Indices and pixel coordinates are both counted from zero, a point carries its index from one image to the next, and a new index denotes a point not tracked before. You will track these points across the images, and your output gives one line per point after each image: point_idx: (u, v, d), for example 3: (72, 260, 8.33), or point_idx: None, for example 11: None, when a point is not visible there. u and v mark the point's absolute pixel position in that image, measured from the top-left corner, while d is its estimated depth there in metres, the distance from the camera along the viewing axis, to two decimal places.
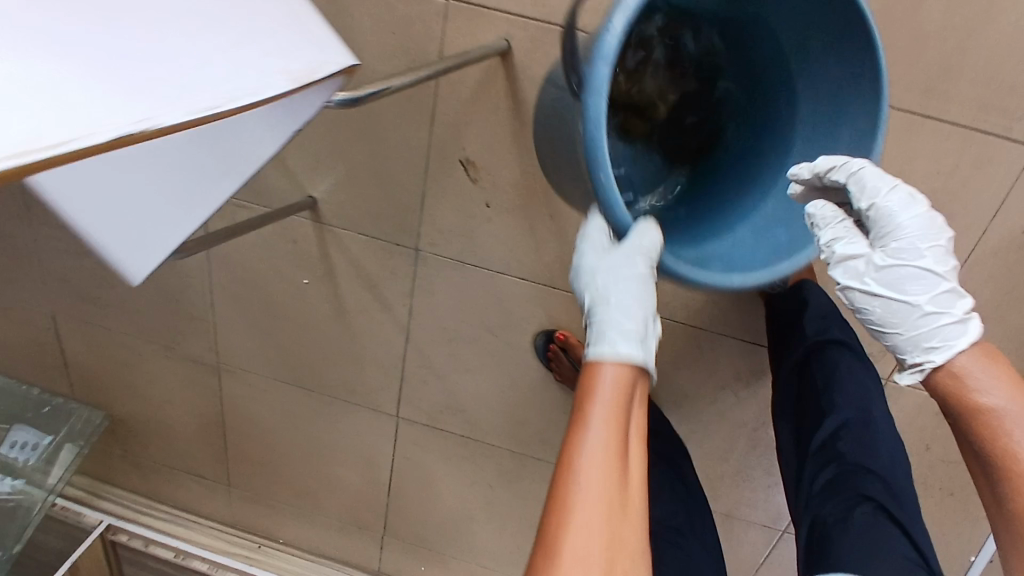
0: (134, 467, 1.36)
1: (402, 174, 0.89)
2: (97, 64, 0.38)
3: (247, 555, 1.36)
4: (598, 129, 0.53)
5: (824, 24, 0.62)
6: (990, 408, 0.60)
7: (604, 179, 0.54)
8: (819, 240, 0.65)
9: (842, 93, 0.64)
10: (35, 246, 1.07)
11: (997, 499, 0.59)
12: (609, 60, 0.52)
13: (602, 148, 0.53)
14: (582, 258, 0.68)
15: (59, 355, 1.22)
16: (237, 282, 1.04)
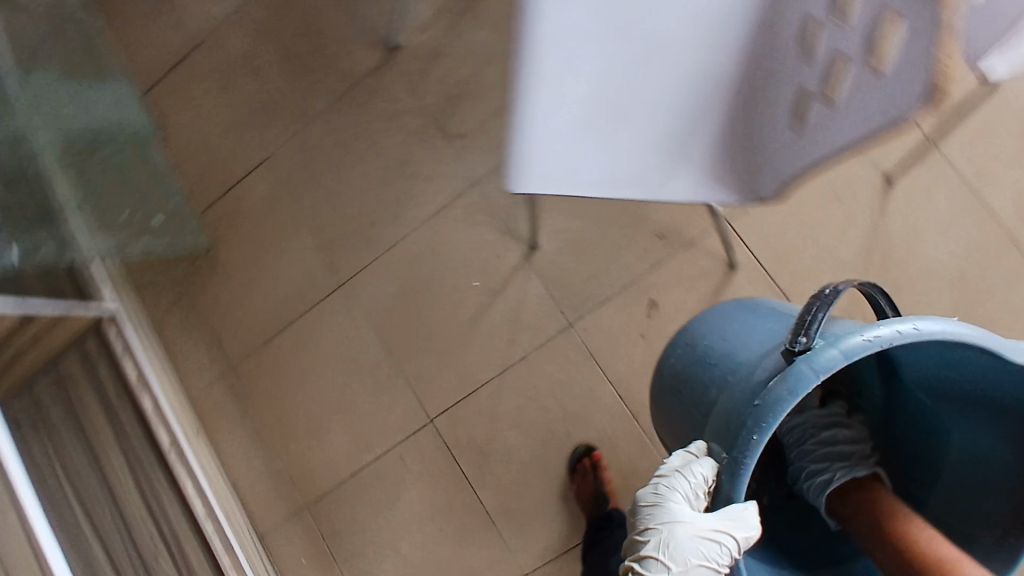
0: (174, 296, 1.42)
1: (609, 278, 1.21)
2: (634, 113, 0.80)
3: (188, 432, 1.35)
4: (789, 400, 0.60)
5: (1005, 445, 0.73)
6: (884, 501, 0.75)
7: (755, 445, 0.61)
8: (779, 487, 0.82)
9: (988, 503, 0.74)
10: (321, 118, 1.34)
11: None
12: (842, 357, 0.60)
13: (775, 419, 0.60)
14: (667, 504, 0.73)
15: (234, 180, 1.39)
16: (430, 246, 1.28)
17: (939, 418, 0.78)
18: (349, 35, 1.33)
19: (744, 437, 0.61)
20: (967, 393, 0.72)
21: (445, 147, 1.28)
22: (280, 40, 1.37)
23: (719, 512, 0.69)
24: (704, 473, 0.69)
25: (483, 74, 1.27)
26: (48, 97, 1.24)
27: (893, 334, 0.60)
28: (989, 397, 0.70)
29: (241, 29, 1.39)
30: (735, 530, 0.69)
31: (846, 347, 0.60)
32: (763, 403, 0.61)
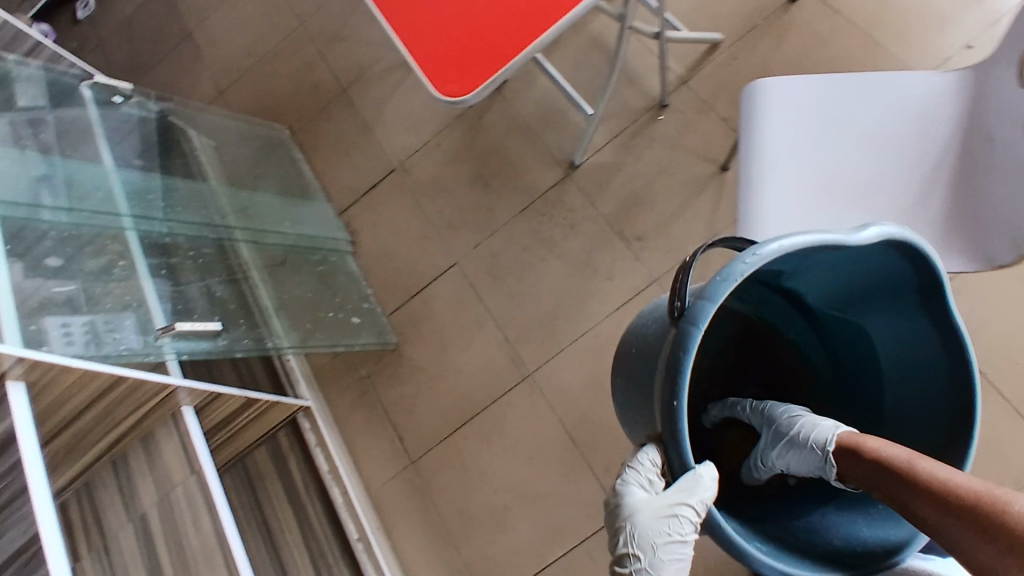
0: (357, 391, 1.50)
1: None
2: (815, 194, 0.95)
3: (372, 523, 1.37)
4: (686, 355, 0.72)
5: (920, 299, 0.84)
6: (895, 450, 0.76)
7: (676, 411, 0.73)
8: (645, 497, 0.84)
9: (929, 348, 0.86)
10: (503, 227, 1.49)
11: (947, 506, 0.69)
12: (714, 303, 0.72)
13: (682, 377, 0.72)
14: (626, 505, 0.84)
15: (421, 285, 1.52)
16: (612, 338, 1.36)
17: (854, 295, 0.91)
18: (531, 156, 1.51)
19: (666, 408, 0.73)
20: (858, 267, 0.85)
21: (625, 249, 1.38)
22: (466, 166, 1.57)
23: (678, 479, 0.79)
24: (654, 458, 0.83)
25: (658, 183, 1.39)
26: (255, 214, 1.49)
27: (756, 265, 0.72)
28: (876, 264, 0.83)
29: (432, 157, 1.60)
30: (687, 497, 0.79)
31: (719, 295, 0.72)
32: (669, 368, 0.72)
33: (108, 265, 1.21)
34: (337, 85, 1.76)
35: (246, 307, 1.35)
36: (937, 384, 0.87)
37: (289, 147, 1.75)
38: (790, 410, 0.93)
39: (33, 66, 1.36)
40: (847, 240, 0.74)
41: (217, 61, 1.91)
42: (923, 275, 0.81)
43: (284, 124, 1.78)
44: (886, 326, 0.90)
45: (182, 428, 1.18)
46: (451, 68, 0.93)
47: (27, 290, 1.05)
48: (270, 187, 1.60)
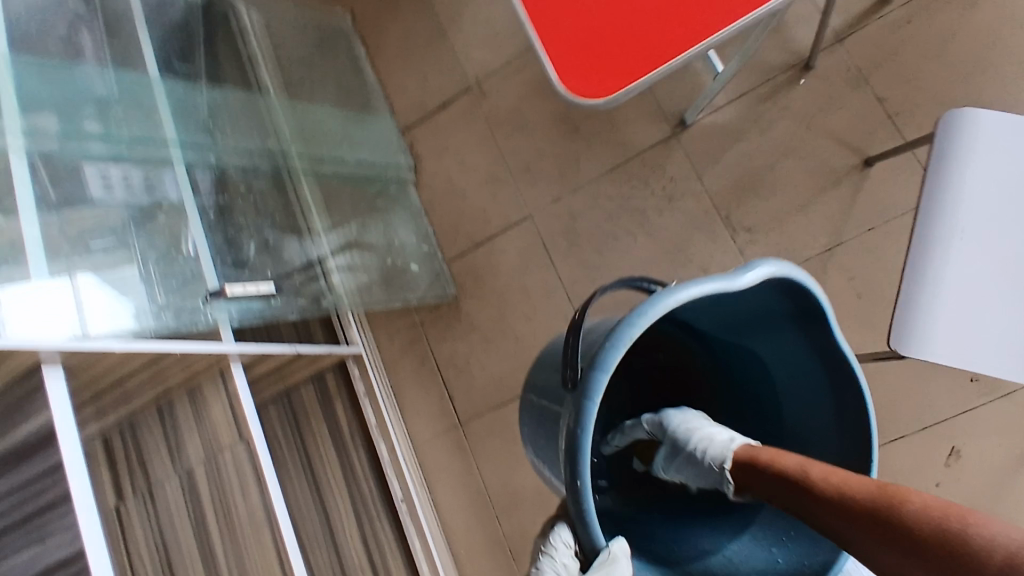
0: (408, 339, 1.42)
1: (900, 421, 1.06)
2: (1011, 281, 0.77)
3: (417, 479, 1.35)
4: (584, 431, 0.71)
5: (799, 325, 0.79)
6: (793, 462, 0.72)
7: (580, 489, 0.72)
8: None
9: (816, 375, 0.81)
10: (588, 185, 1.30)
11: (874, 520, 0.64)
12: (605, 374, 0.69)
13: (582, 450, 0.71)
14: None
15: (488, 235, 1.37)
16: None
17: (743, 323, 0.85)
18: (632, 105, 1.28)
19: (570, 486, 0.72)
20: (741, 301, 0.80)
21: (728, 239, 1.19)
22: (552, 101, 1.34)
23: (592, 564, 0.76)
24: (566, 539, 0.88)
25: (782, 167, 1.17)
26: (314, 134, 1.32)
27: (641, 329, 0.69)
28: (756, 299, 0.78)
29: (513, 82, 1.37)
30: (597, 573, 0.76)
31: (608, 365, 0.69)
32: (569, 445, 0.71)
33: (153, 209, 1.06)
34: None
35: (302, 246, 1.27)
36: (822, 393, 0.81)
37: (349, 38, 1.51)
38: (683, 423, 0.86)
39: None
40: (726, 287, 0.70)
41: None
42: (802, 303, 0.76)
43: (345, 10, 1.53)
44: (776, 350, 0.85)
45: (230, 389, 1.13)
46: (582, 55, 0.75)
47: (60, 230, 0.89)
48: (330, 94, 1.40)
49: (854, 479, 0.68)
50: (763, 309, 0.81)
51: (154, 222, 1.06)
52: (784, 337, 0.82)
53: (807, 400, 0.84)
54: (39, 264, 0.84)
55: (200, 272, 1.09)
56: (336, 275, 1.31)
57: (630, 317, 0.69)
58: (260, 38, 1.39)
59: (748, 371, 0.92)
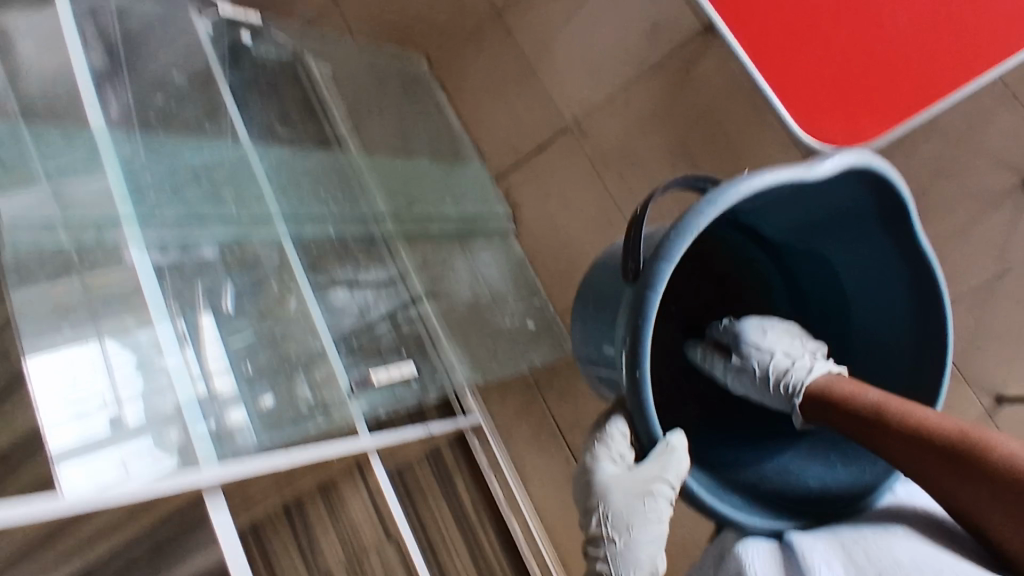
0: (523, 403, 1.29)
1: None
2: None
3: (555, 562, 1.21)
4: (646, 322, 0.65)
5: (882, 229, 0.77)
6: (871, 399, 0.66)
7: (640, 380, 0.67)
8: (612, 465, 0.75)
9: (898, 288, 0.80)
10: None
11: (956, 467, 0.58)
12: (670, 263, 0.64)
13: (642, 347, 0.66)
14: (598, 476, 0.75)
15: None
16: None
17: (820, 221, 0.83)
18: (758, 134, 1.19)
19: (629, 378, 0.68)
20: (830, 197, 0.76)
21: None
22: (665, 133, 1.25)
23: (649, 454, 0.71)
24: (623, 429, 0.77)
25: (939, 186, 1.09)
26: (411, 194, 1.23)
27: (714, 216, 0.64)
28: (839, 194, 0.75)
29: (621, 117, 1.28)
30: (667, 470, 0.70)
31: (674, 255, 0.65)
32: (631, 340, 0.66)
33: (255, 282, 0.98)
34: (491, 4, 1.40)
35: (394, 303, 1.19)
36: (898, 294, 0.80)
37: (427, 82, 1.42)
38: (761, 334, 0.79)
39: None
40: (803, 176, 0.65)
41: None
42: (885, 202, 0.73)
43: (420, 53, 1.45)
44: (849, 250, 0.83)
45: (371, 483, 1.02)
46: (819, 90, 0.81)
47: (180, 284, 0.85)
48: (423, 148, 1.31)
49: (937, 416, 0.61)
50: (843, 209, 0.78)
51: (267, 292, 0.99)
52: (871, 234, 0.78)
53: (878, 308, 0.84)
54: (161, 315, 0.79)
55: (321, 350, 1.01)
56: (446, 347, 1.23)
57: (699, 205, 0.64)
58: (328, 82, 1.29)
59: (816, 284, 0.91)
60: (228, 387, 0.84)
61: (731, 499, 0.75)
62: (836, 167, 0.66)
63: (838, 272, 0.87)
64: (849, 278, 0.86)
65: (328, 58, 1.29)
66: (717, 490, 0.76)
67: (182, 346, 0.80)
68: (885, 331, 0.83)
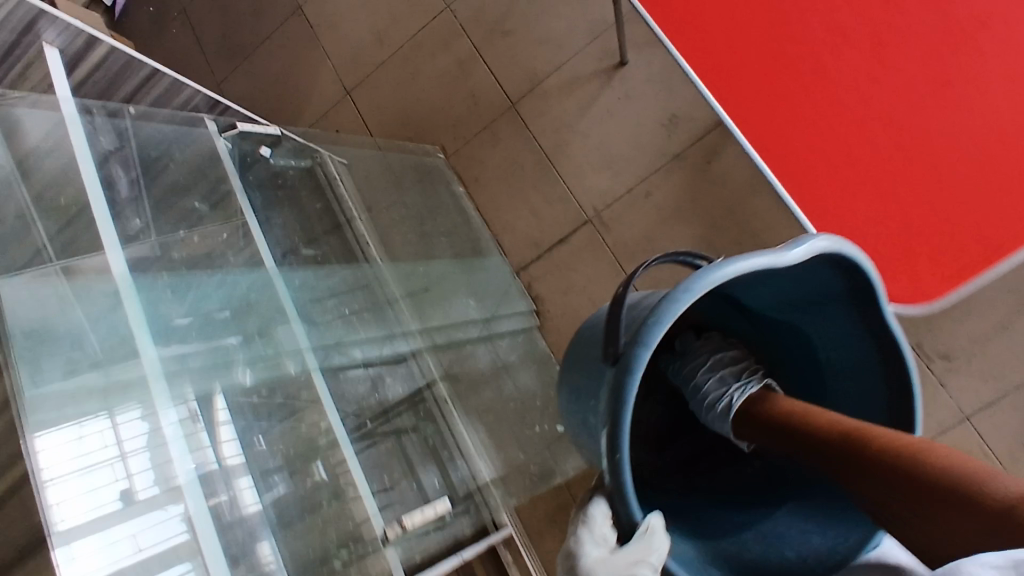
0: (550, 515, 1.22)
1: None
2: None
3: None
4: (625, 405, 0.57)
5: (849, 315, 0.66)
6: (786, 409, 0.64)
7: (619, 462, 0.57)
8: (591, 552, 0.61)
9: (872, 381, 0.68)
10: None
11: (854, 462, 0.55)
12: (647, 348, 0.56)
13: (623, 429, 0.57)
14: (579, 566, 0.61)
15: None
16: None
17: (781, 303, 0.72)
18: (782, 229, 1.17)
19: (608, 461, 0.58)
20: (786, 280, 0.65)
21: (925, 369, 1.06)
22: (686, 224, 1.23)
23: (630, 538, 0.59)
24: (605, 511, 0.63)
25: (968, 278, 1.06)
26: (430, 298, 1.26)
27: (692, 300, 0.56)
28: (799, 272, 0.63)
29: (641, 208, 1.27)
30: (649, 552, 0.57)
31: (653, 340, 0.56)
32: (608, 421, 0.57)
33: (273, 392, 0.95)
34: (507, 97, 1.41)
35: (413, 391, 1.16)
36: (872, 385, 0.68)
37: (444, 173, 1.42)
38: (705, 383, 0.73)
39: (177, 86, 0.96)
40: (776, 261, 0.56)
41: (342, 53, 1.60)
42: (853, 285, 0.62)
43: (436, 145, 1.45)
44: (816, 334, 0.71)
45: None
46: None
47: (191, 361, 0.81)
48: (440, 242, 1.34)
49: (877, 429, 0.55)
50: (802, 290, 0.67)
51: (291, 403, 0.97)
52: (836, 318, 0.67)
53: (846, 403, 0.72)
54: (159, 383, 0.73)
55: (334, 440, 1.00)
56: (473, 450, 1.17)
57: (678, 289, 0.56)
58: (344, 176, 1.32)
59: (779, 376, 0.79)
60: (236, 455, 0.82)
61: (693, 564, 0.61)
62: (806, 254, 0.57)
63: (800, 358, 0.76)
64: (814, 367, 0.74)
65: (343, 156, 1.34)
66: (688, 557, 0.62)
67: (199, 435, 0.76)
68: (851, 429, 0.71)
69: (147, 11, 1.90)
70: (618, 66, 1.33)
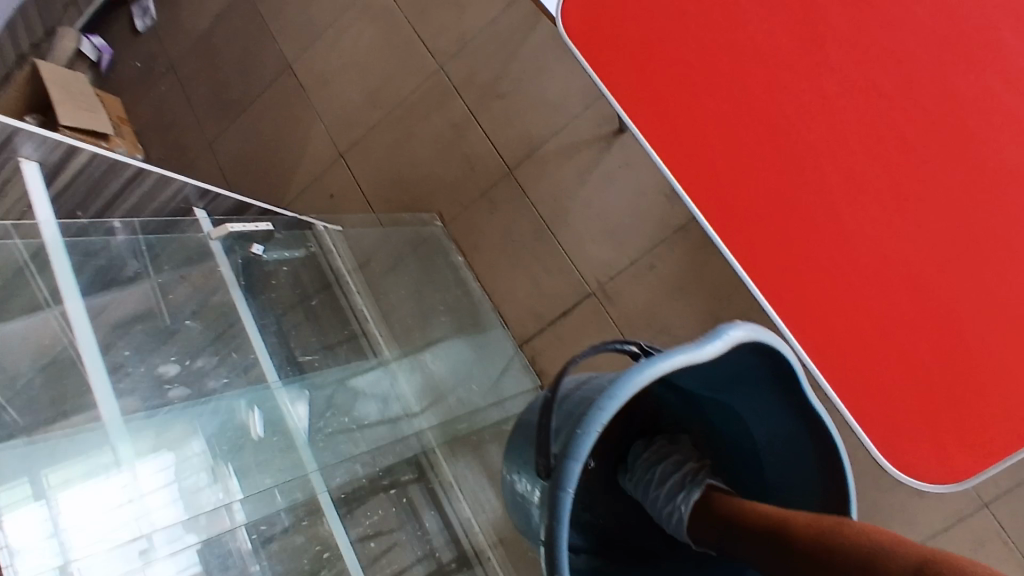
0: None
1: None
2: None
3: None
4: (558, 530, 0.51)
5: (775, 401, 0.59)
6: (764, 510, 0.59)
7: None
8: None
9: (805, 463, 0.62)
10: None
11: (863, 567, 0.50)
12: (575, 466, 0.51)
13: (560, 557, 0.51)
14: None
15: None
16: None
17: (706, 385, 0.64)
18: None
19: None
20: (708, 369, 0.59)
21: None
22: (691, 299, 1.20)
23: None
24: None
25: None
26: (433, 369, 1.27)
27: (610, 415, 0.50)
28: (717, 364, 0.57)
29: (645, 280, 1.24)
30: None
31: (579, 456, 0.51)
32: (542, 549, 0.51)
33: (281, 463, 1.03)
34: (504, 161, 1.38)
35: (408, 458, 1.17)
36: (805, 462, 0.62)
37: (443, 242, 1.39)
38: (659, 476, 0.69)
39: (162, 180, 1.12)
40: (692, 362, 0.51)
41: (333, 113, 1.57)
42: (775, 369, 0.56)
43: (433, 212, 1.42)
44: (745, 414, 0.64)
45: None
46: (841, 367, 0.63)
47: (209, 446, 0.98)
48: (437, 308, 1.32)
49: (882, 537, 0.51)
50: (721, 375, 0.60)
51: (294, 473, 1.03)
52: (763, 401, 0.61)
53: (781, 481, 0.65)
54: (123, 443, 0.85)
55: (325, 507, 1.02)
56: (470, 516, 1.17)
57: (598, 405, 0.50)
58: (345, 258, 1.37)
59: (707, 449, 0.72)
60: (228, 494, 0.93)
61: None
62: (724, 347, 0.52)
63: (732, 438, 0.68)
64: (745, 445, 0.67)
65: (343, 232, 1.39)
66: None
67: (200, 489, 0.92)
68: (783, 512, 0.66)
69: (133, 65, 1.85)
70: (618, 132, 1.30)
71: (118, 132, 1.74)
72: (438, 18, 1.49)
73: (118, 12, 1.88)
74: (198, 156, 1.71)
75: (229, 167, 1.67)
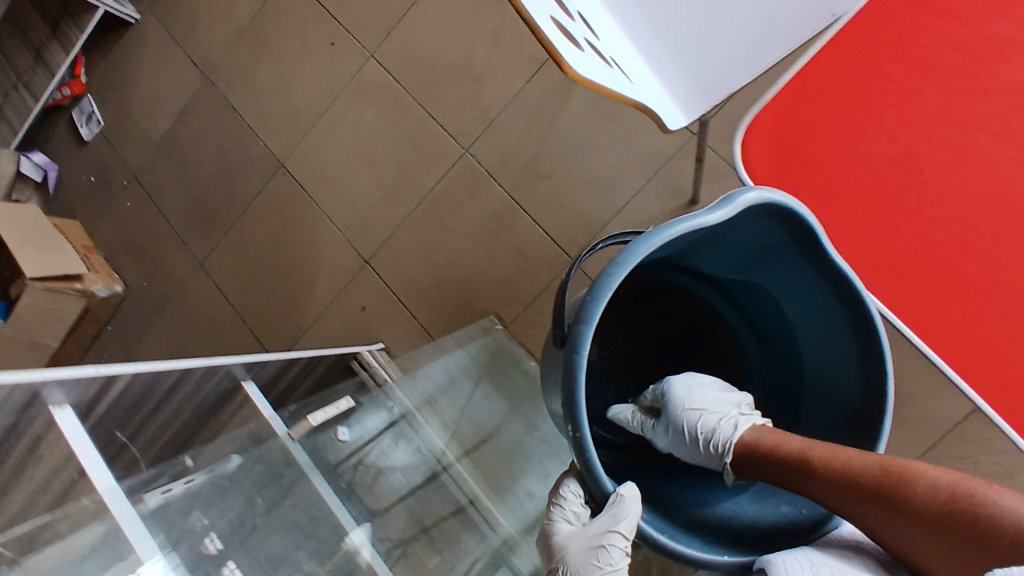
0: None
1: None
2: None
3: None
4: (577, 379, 0.72)
5: (798, 254, 0.85)
6: (772, 444, 0.80)
7: (581, 442, 0.73)
8: (562, 522, 0.83)
9: (821, 300, 0.89)
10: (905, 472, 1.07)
11: (883, 506, 0.65)
12: (588, 325, 0.71)
13: (578, 401, 0.72)
14: (558, 529, 0.83)
15: None
16: None
17: (751, 257, 0.92)
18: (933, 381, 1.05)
19: (573, 440, 0.74)
20: (746, 231, 0.85)
21: None
22: None
23: (605, 509, 0.78)
24: (576, 489, 0.84)
25: None
26: (490, 459, 1.18)
27: (627, 270, 0.71)
28: (753, 226, 0.83)
29: None
30: (619, 524, 0.77)
31: (593, 317, 0.71)
32: (566, 396, 0.72)
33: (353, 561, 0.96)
34: (563, 250, 1.24)
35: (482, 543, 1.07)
36: (830, 305, 0.88)
37: (511, 348, 1.26)
38: (690, 397, 0.89)
39: (210, 372, 0.95)
40: (701, 221, 0.73)
41: (347, 214, 1.39)
42: (793, 230, 0.82)
43: (491, 316, 1.28)
44: (783, 280, 0.92)
45: None
46: None
47: None
48: (497, 403, 1.23)
49: (872, 473, 0.67)
50: (757, 243, 0.88)
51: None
52: (790, 263, 0.88)
53: (817, 330, 0.93)
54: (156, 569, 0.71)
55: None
56: None
57: (611, 264, 0.71)
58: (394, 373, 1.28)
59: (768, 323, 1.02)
60: None
61: (693, 540, 0.81)
62: (735, 208, 0.74)
63: (780, 311, 0.98)
64: (788, 306, 0.95)
65: (383, 356, 1.31)
66: (686, 534, 0.83)
67: None
68: (831, 361, 0.93)
69: (82, 179, 1.59)
70: (690, 204, 1.18)
71: (89, 266, 1.49)
72: (451, 94, 1.33)
73: (54, 122, 1.62)
74: (188, 278, 1.50)
75: (230, 287, 1.46)
